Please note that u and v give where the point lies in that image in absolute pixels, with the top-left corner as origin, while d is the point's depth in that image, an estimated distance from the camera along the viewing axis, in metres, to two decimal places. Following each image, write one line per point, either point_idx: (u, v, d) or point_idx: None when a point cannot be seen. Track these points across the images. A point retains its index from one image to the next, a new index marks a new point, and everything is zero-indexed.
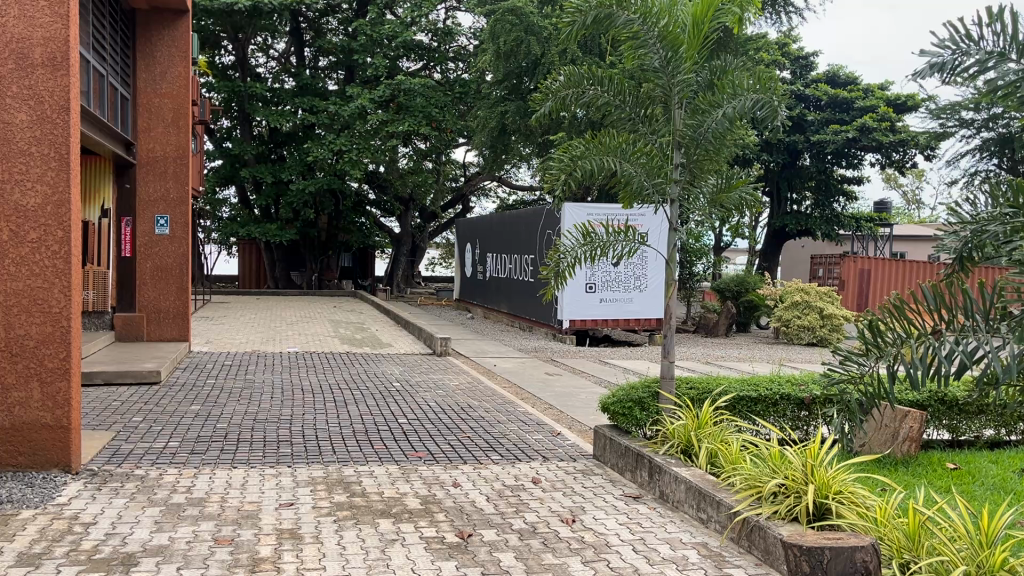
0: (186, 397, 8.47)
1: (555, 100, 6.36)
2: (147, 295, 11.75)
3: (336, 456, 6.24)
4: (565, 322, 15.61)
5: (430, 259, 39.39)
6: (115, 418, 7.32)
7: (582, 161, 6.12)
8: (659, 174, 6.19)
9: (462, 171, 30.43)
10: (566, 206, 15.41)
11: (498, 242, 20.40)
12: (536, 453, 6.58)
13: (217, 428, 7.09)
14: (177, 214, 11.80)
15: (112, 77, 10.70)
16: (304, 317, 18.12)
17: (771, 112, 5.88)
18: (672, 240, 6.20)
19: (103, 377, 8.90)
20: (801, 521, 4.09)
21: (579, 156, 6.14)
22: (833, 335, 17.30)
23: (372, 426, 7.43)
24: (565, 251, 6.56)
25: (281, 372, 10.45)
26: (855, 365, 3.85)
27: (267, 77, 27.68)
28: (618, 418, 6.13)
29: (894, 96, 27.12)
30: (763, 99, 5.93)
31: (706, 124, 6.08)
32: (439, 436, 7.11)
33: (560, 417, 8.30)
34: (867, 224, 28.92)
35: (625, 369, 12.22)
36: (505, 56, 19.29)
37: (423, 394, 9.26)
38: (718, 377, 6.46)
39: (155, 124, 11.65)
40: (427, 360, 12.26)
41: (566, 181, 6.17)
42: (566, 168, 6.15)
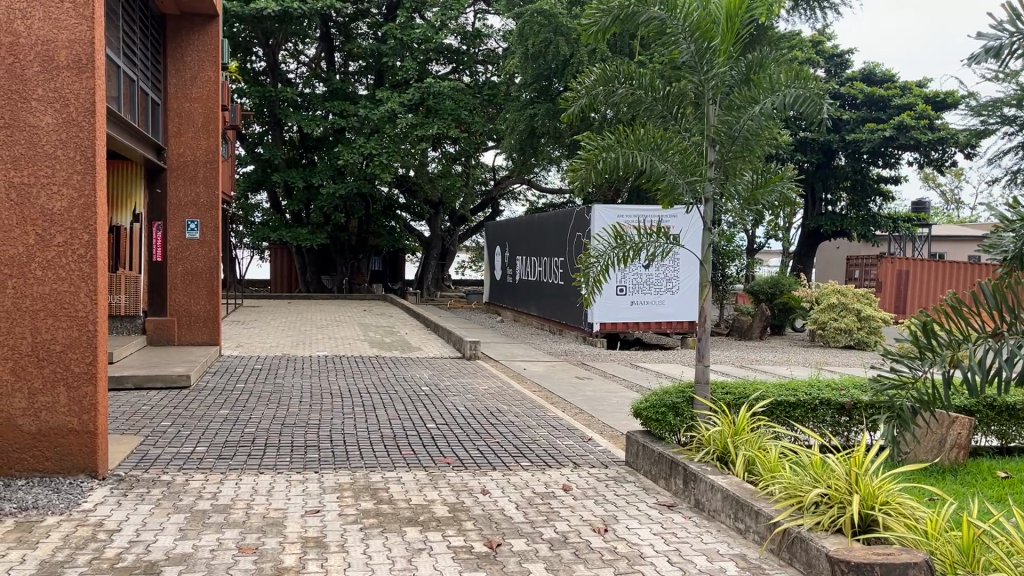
0: (215, 401, 8.45)
1: (586, 98, 6.25)
2: (177, 299, 11.79)
3: (364, 462, 6.14)
4: (596, 325, 15.43)
5: (460, 262, 39.39)
6: (144, 422, 7.30)
7: (611, 156, 5.99)
8: (694, 172, 6.02)
9: (492, 174, 30.36)
10: (596, 207, 15.26)
11: (528, 244, 20.29)
12: (566, 459, 6.44)
13: (245, 433, 7.04)
14: (207, 218, 11.82)
15: (143, 82, 10.76)
16: (334, 321, 18.15)
17: (810, 108, 5.73)
18: (706, 240, 6.03)
19: (134, 382, 8.92)
20: (845, 532, 3.90)
21: (605, 149, 6.02)
22: (872, 338, 16.93)
23: (401, 431, 7.33)
24: (597, 254, 6.40)
25: (310, 376, 10.42)
26: (905, 369, 3.64)
27: (297, 83, 27.91)
28: (651, 424, 5.95)
29: (932, 94, 26.55)
30: (801, 94, 5.77)
31: (742, 120, 5.93)
32: (467, 442, 7.00)
33: (591, 422, 8.15)
34: (904, 225, 28.34)
35: (658, 373, 12.01)
36: (534, 57, 19.17)
37: (452, 399, 9.15)
38: (755, 381, 6.25)
39: (185, 129, 11.69)
40: (456, 364, 12.16)
41: (591, 174, 6.05)
42: (593, 162, 6.03)
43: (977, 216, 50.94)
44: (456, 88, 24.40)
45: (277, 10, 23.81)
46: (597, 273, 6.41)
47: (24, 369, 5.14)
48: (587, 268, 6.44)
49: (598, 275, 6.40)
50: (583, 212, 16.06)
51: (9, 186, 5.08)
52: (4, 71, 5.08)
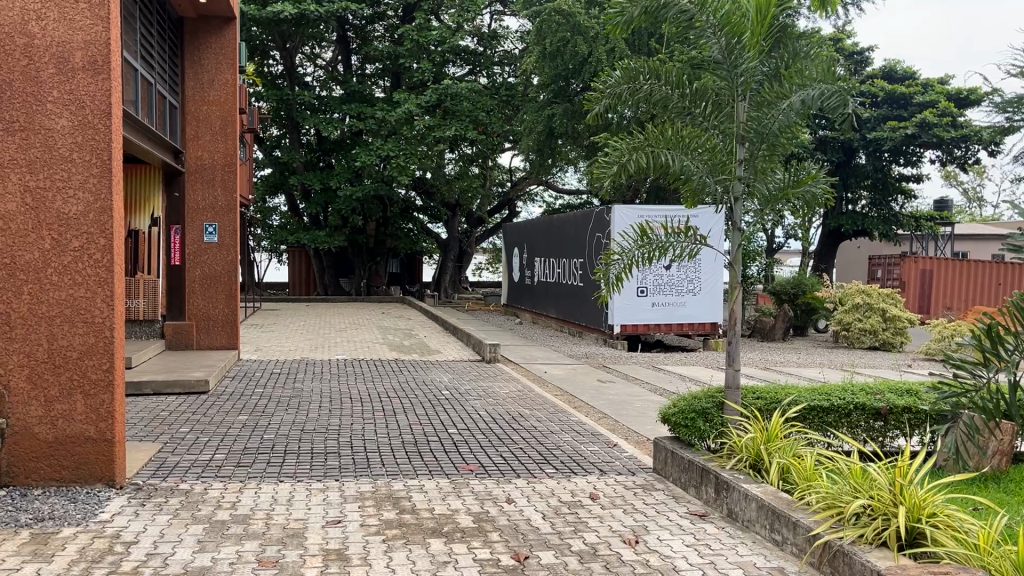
0: (234, 406, 8.35)
1: (611, 96, 6.04)
2: (196, 303, 11.74)
3: (386, 469, 6.01)
4: (616, 327, 15.25)
5: (477, 264, 39.31)
6: (163, 428, 7.21)
7: (641, 158, 5.78)
8: (724, 170, 5.85)
9: (509, 176, 30.26)
10: (616, 208, 15.13)
11: (545, 245, 20.16)
12: (592, 466, 6.27)
13: (264, 439, 6.93)
14: (225, 222, 11.75)
15: (160, 85, 10.70)
16: (352, 324, 18.06)
17: (840, 102, 5.69)
18: (738, 241, 5.85)
19: (153, 387, 8.85)
20: (891, 547, 3.71)
21: (634, 150, 5.80)
22: (897, 338, 16.68)
23: (422, 437, 7.20)
24: (622, 252, 6.20)
25: (330, 380, 10.32)
26: None
27: (314, 85, 27.92)
28: (680, 430, 5.79)
29: (954, 91, 26.19)
30: (832, 88, 5.72)
31: (773, 116, 5.81)
32: (490, 448, 6.85)
33: (615, 427, 7.98)
34: (926, 224, 27.96)
35: (681, 376, 11.82)
36: (552, 57, 19.05)
37: (473, 403, 9.01)
38: (786, 385, 6.06)
39: (202, 132, 11.63)
40: (477, 367, 12.03)
41: (621, 171, 5.81)
42: (622, 161, 5.82)
43: (999, 215, 50.28)
44: (473, 89, 24.29)
45: (294, 13, 23.81)
46: (618, 272, 6.21)
47: (40, 377, 5.05)
48: (610, 268, 6.24)
49: (621, 272, 6.20)
50: (603, 213, 15.89)
51: (25, 190, 4.99)
52: (18, 74, 4.99)
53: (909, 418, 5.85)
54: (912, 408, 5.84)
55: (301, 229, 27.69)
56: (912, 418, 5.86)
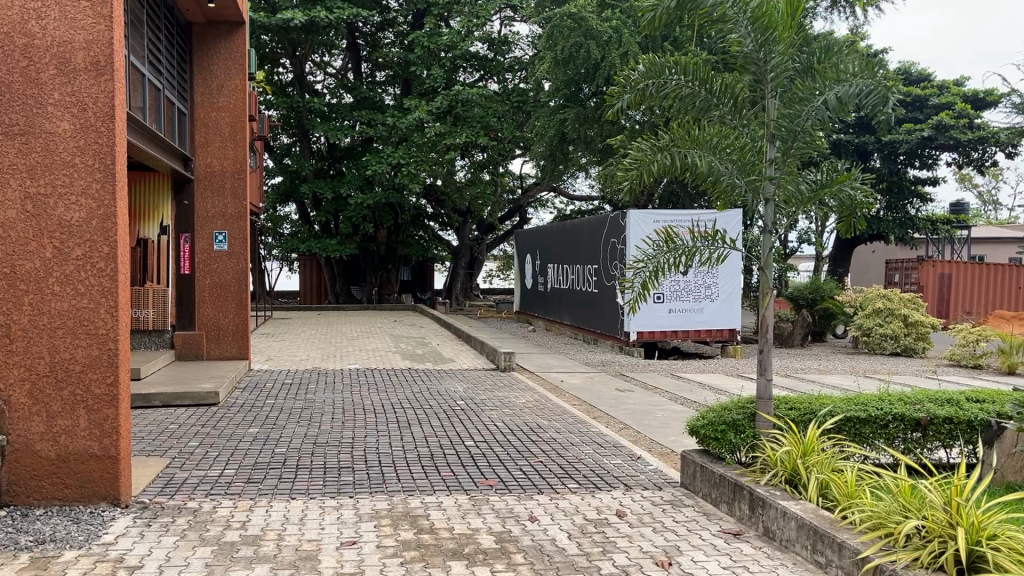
0: (245, 419, 8.14)
1: (633, 92, 5.78)
2: (206, 312, 11.56)
3: (402, 485, 5.78)
4: (632, 334, 14.96)
5: (488, 271, 39.11)
6: (171, 442, 7.00)
7: (668, 155, 5.57)
8: (754, 171, 5.63)
9: (520, 182, 30.06)
10: (631, 213, 14.87)
11: (559, 252, 19.90)
12: (616, 480, 6.00)
13: (275, 453, 6.70)
14: (235, 229, 11.59)
15: (168, 91, 10.52)
16: (363, 333, 17.85)
17: (880, 95, 5.41)
18: (769, 244, 5.61)
19: (162, 399, 8.64)
20: (948, 571, 3.44)
21: (663, 148, 5.60)
22: (920, 344, 16.31)
23: (439, 450, 6.96)
24: (647, 258, 5.95)
25: (342, 391, 10.09)
26: None
27: (325, 93, 27.80)
28: (710, 443, 5.52)
29: (971, 92, 25.85)
30: (871, 81, 5.48)
31: (806, 114, 5.60)
32: (509, 461, 6.60)
33: (638, 438, 7.71)
34: (944, 227, 27.52)
35: (701, 384, 11.52)
36: (564, 62, 18.82)
37: (490, 413, 8.75)
38: (820, 395, 5.78)
39: (213, 139, 11.47)
40: (491, 376, 11.76)
41: (651, 172, 5.60)
42: (649, 160, 5.60)
43: (1012, 219, 49.86)
44: (484, 95, 24.10)
45: (304, 21, 23.68)
46: (643, 281, 5.95)
47: (41, 392, 4.83)
48: (635, 277, 5.98)
49: (646, 281, 5.94)
50: (617, 218, 15.65)
51: (25, 196, 4.79)
52: (18, 75, 4.80)
53: (951, 429, 5.54)
54: (954, 418, 5.53)
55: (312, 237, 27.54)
56: (954, 429, 5.55)
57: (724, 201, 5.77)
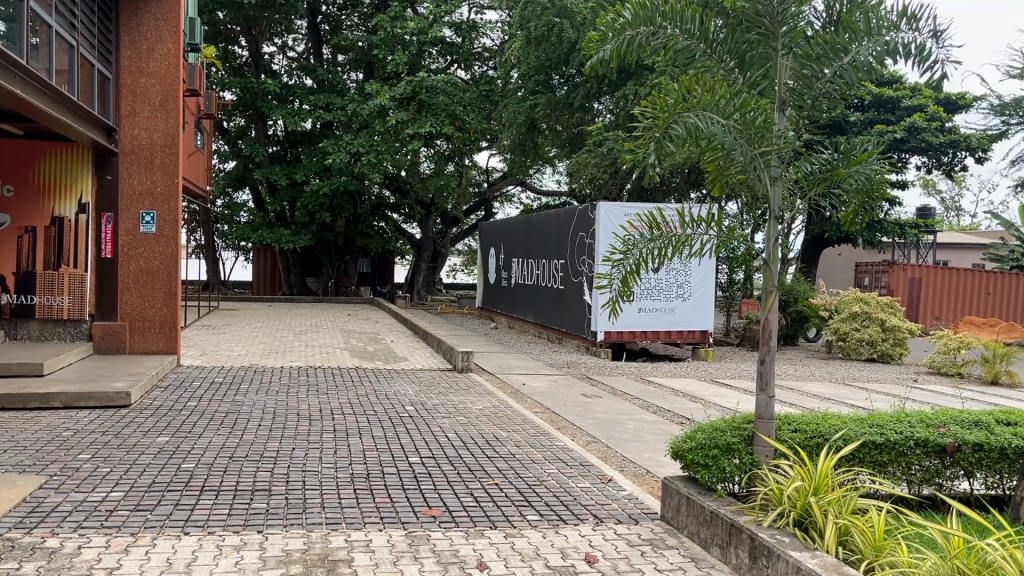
0: (157, 425, 7.04)
1: (619, 43, 4.93)
2: (130, 301, 10.41)
3: (326, 515, 4.76)
4: (599, 334, 14.09)
5: (451, 266, 38.12)
6: (58, 455, 5.89)
7: (683, 120, 4.64)
8: (765, 141, 4.67)
9: (485, 175, 29.09)
10: (601, 205, 14.00)
11: (524, 247, 18.96)
12: (583, 512, 5.04)
13: (180, 471, 5.61)
14: (165, 210, 10.44)
15: (86, 49, 9.29)
16: (314, 326, 16.72)
17: (924, 47, 4.59)
18: (776, 234, 4.72)
19: (62, 400, 7.52)
20: None
21: (677, 112, 4.68)
22: (896, 350, 15.63)
23: (377, 467, 5.96)
24: (629, 246, 5.07)
25: (278, 393, 9.00)
26: None
27: (283, 76, 26.52)
28: (698, 470, 4.60)
29: (943, 96, 25.42)
30: (914, 35, 4.66)
31: (825, 74, 4.77)
32: (459, 483, 5.62)
33: (608, 454, 6.78)
34: (912, 231, 27.08)
35: (673, 390, 10.65)
36: (536, 44, 17.91)
37: (441, 422, 7.73)
38: (827, 413, 4.88)
39: (141, 107, 10.30)
40: (447, 378, 10.73)
41: (662, 147, 4.62)
42: (661, 130, 4.68)
43: (974, 227, 50.09)
44: (451, 82, 22.98)
45: None
46: (623, 275, 5.09)
47: None
48: (614, 270, 5.11)
49: (626, 274, 5.07)
50: (586, 211, 14.75)
51: None
52: None
53: (979, 457, 4.68)
54: (984, 445, 4.66)
55: (264, 225, 26.24)
56: (983, 457, 4.69)
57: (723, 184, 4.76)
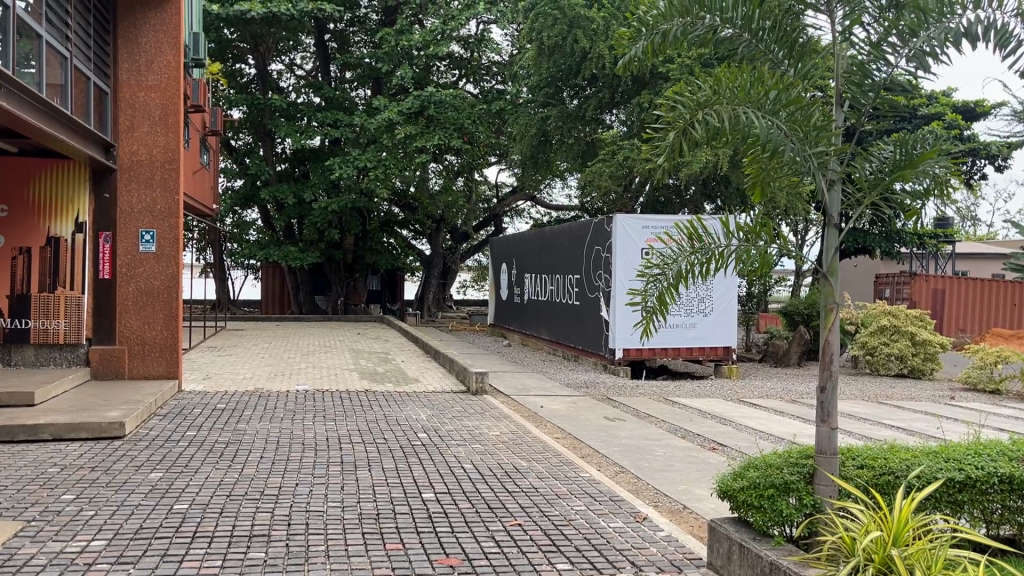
0: (151, 458, 6.54)
1: (653, 37, 4.44)
2: (129, 323, 9.92)
3: (330, 566, 4.23)
4: (618, 351, 13.56)
5: (461, 282, 37.67)
6: (39, 496, 5.39)
7: (707, 114, 4.22)
8: (822, 140, 4.19)
9: (494, 191, 28.67)
10: (618, 219, 13.51)
11: (537, 261, 18.48)
12: (619, 559, 4.49)
13: (170, 515, 5.08)
14: (165, 228, 9.99)
15: (80, 60, 8.84)
16: (322, 347, 16.24)
17: (1006, 29, 4.06)
18: (834, 243, 4.14)
19: (52, 432, 7.05)
20: None
21: (702, 106, 4.24)
22: (928, 365, 14.98)
23: (387, 506, 5.42)
24: (666, 262, 4.58)
25: (283, 420, 8.49)
26: None
27: (290, 92, 26.20)
28: (752, 514, 4.06)
29: (960, 103, 24.91)
30: (992, 14, 4.11)
31: (889, 63, 4.26)
32: (477, 525, 5.08)
33: (639, 487, 6.23)
34: (932, 242, 26.49)
35: (700, 411, 10.08)
36: (547, 54, 17.46)
37: (457, 451, 7.21)
38: (893, 445, 4.33)
39: (139, 122, 9.87)
40: (460, 401, 10.21)
41: (680, 139, 4.31)
42: (679, 126, 4.30)
43: (991, 235, 49.41)
44: (459, 96, 22.57)
45: (263, 13, 21.96)
46: (660, 294, 4.57)
47: None
48: (649, 287, 4.58)
49: (665, 291, 4.55)
50: (602, 224, 14.25)
51: None
52: None
53: None
54: None
55: (272, 243, 25.83)
56: None
57: (764, 187, 4.26)
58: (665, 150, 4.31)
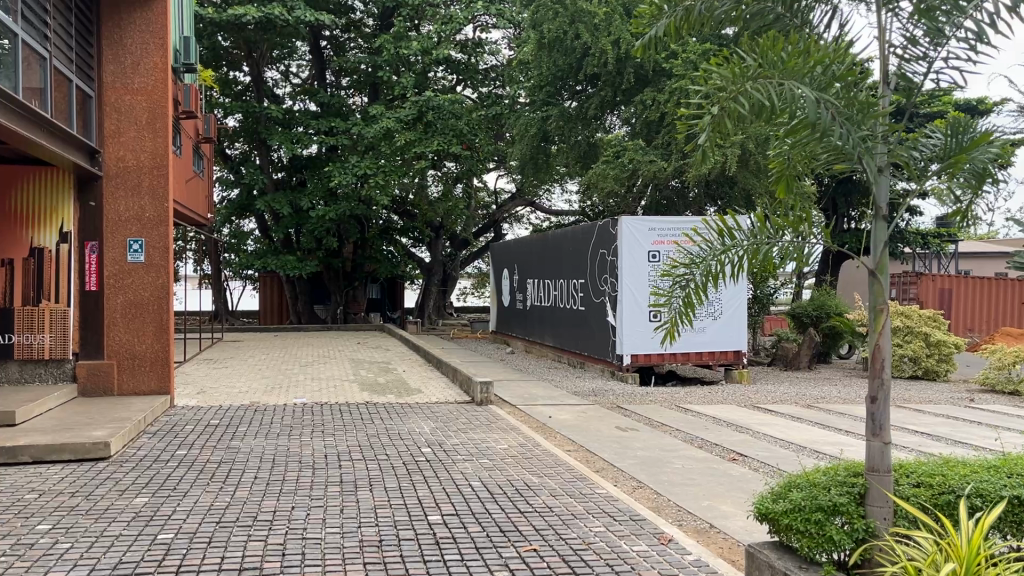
0: (137, 482, 6.11)
1: (674, 14, 4.19)
2: (117, 338, 9.51)
3: None
4: (626, 357, 13.15)
5: (461, 289, 37.27)
6: (12, 527, 4.96)
7: (752, 88, 3.82)
8: (867, 122, 3.82)
9: (494, 196, 28.29)
10: (624, 221, 13.10)
11: (539, 266, 18.09)
12: None
13: (152, 546, 4.66)
14: (153, 236, 9.59)
15: (60, 62, 8.46)
16: (321, 357, 15.81)
17: None
18: (883, 237, 3.72)
19: (32, 454, 6.62)
20: None
21: (748, 78, 3.84)
22: (944, 366, 14.58)
23: (390, 531, 5.00)
24: (693, 260, 4.28)
25: (280, 436, 8.07)
26: None
27: (286, 99, 25.82)
28: (796, 539, 3.64)
29: (965, 101, 24.57)
30: None
31: (942, 35, 3.84)
32: (489, 551, 4.67)
33: (661, 504, 5.81)
34: (938, 241, 26.13)
35: (715, 419, 9.67)
36: (549, 54, 17.08)
37: (464, 467, 6.79)
38: (949, 459, 3.93)
39: (126, 126, 9.47)
40: (465, 412, 9.78)
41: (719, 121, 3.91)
42: (723, 101, 3.87)
43: (994, 233, 49.22)
44: (459, 102, 22.19)
45: (258, 18, 21.50)
46: (686, 296, 4.31)
47: None
48: (674, 288, 4.33)
49: (690, 292, 4.29)
50: (607, 227, 13.84)
51: None
52: None
53: None
54: None
55: (269, 252, 25.39)
56: None
57: (788, 183, 4.05)
58: (706, 126, 3.89)
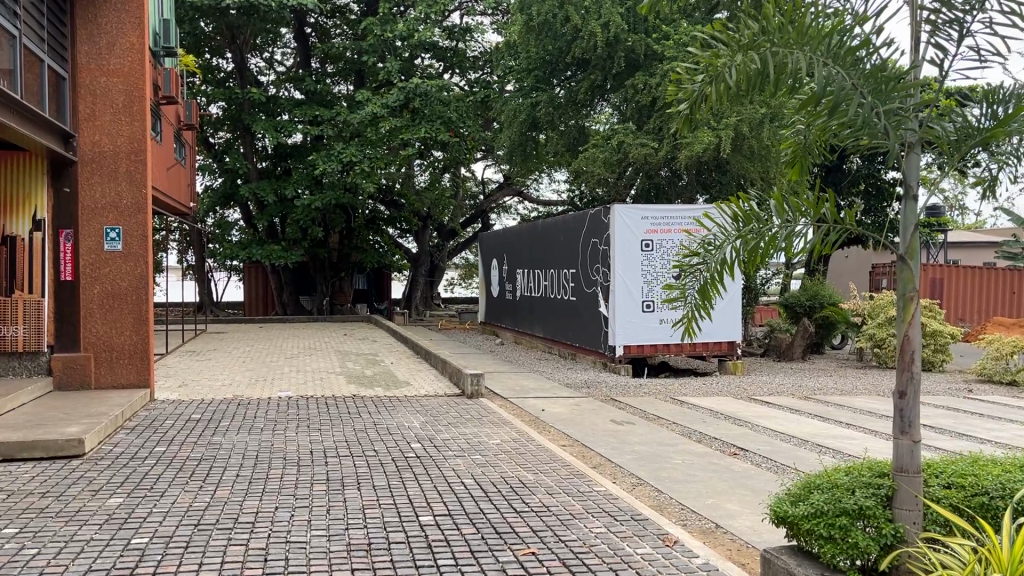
0: (112, 481, 5.78)
1: None
2: (94, 330, 9.15)
3: None
4: (619, 348, 12.89)
5: (449, 279, 36.89)
6: None
7: (759, 55, 3.62)
8: (894, 93, 3.52)
9: (482, 186, 27.93)
10: (616, 209, 12.81)
11: (529, 256, 17.81)
12: None
13: (122, 551, 4.35)
14: (131, 224, 9.20)
15: (32, 41, 8.07)
16: (307, 350, 15.45)
17: None
18: (914, 219, 3.44)
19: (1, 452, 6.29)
20: None
21: (753, 46, 3.62)
22: (940, 356, 14.38)
23: (379, 533, 4.72)
24: (708, 246, 4.05)
25: (264, 431, 7.74)
26: None
27: (269, 86, 25.33)
28: (818, 544, 3.38)
29: None
30: None
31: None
32: (484, 554, 4.40)
33: (663, 504, 5.53)
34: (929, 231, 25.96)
35: (713, 412, 9.41)
36: (539, 39, 16.73)
37: (456, 463, 6.50)
38: (981, 459, 3.66)
39: (101, 108, 9.09)
40: (456, 405, 9.48)
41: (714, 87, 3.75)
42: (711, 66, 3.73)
43: (980, 223, 49.17)
44: (446, 88, 21.80)
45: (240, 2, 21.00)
46: (702, 285, 4.12)
47: None
48: (688, 277, 4.14)
49: (706, 281, 4.09)
50: (599, 215, 13.55)
51: None
52: None
53: None
54: None
55: (254, 242, 24.94)
56: None
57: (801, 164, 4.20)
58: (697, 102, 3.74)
